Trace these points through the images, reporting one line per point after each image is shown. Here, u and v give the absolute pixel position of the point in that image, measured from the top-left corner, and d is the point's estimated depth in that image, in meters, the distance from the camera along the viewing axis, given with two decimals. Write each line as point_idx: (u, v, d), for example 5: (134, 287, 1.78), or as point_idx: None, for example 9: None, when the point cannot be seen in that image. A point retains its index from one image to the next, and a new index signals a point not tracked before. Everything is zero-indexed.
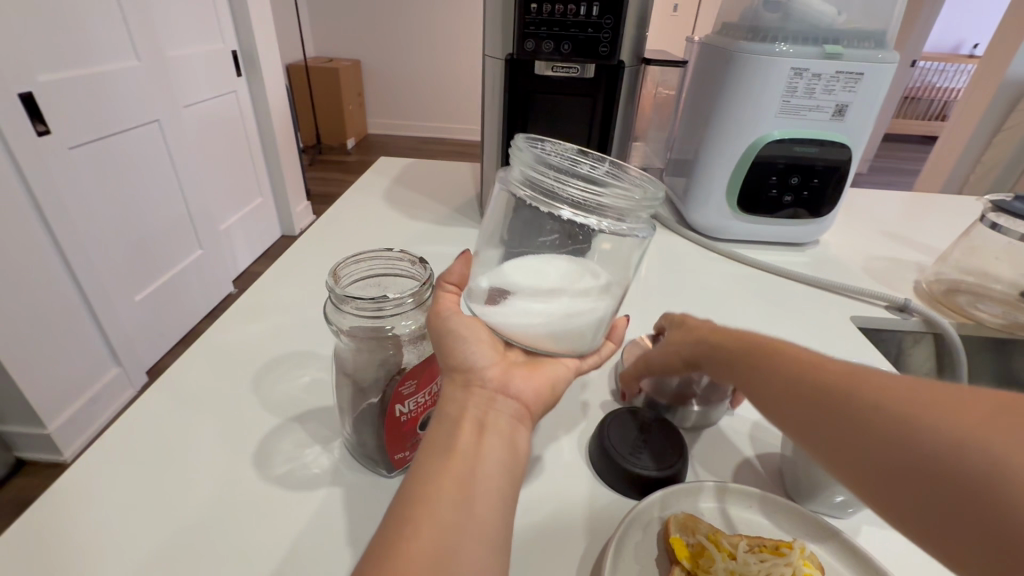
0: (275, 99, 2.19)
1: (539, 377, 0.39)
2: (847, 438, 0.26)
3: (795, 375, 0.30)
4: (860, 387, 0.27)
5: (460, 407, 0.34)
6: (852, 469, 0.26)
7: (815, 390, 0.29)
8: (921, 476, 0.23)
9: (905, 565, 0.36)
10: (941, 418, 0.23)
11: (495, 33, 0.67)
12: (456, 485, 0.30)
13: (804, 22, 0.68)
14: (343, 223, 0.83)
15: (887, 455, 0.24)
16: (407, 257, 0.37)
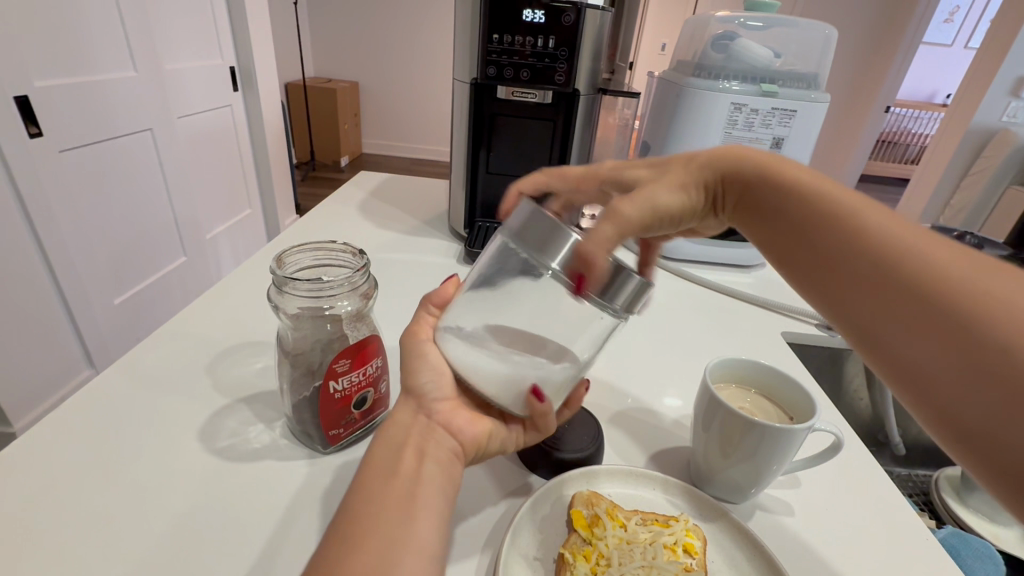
0: (270, 113, 2.25)
1: (481, 424, 0.40)
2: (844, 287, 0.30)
3: (826, 236, 0.32)
4: (890, 243, 0.29)
5: (403, 431, 0.37)
6: (864, 326, 0.29)
7: (851, 259, 0.30)
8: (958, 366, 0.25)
9: (786, 546, 0.40)
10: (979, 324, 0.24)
11: (462, 59, 0.74)
12: (397, 501, 0.32)
13: (743, 62, 0.75)
14: (317, 229, 0.87)
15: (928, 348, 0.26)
16: (344, 249, 0.41)
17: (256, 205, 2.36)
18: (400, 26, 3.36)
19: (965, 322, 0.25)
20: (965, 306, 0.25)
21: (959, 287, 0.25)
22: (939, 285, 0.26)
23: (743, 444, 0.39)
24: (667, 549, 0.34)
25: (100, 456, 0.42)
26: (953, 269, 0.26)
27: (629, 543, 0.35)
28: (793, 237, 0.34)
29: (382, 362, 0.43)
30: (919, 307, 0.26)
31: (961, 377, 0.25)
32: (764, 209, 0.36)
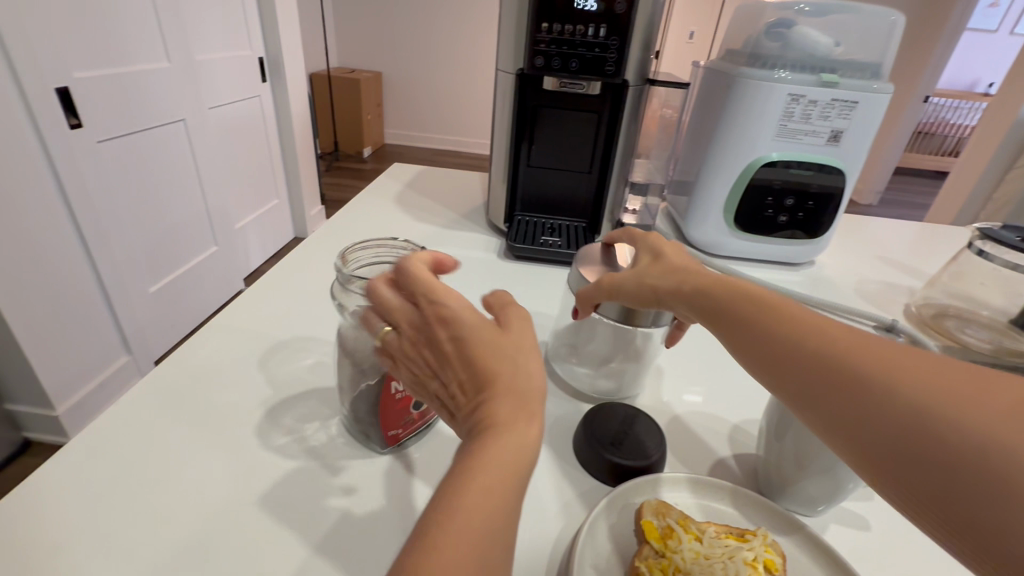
0: (297, 104, 2.26)
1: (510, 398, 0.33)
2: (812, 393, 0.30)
3: (786, 351, 0.31)
4: (838, 345, 0.30)
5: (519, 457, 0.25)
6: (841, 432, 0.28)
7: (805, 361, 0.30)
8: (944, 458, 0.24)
9: (866, 563, 0.38)
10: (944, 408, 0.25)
11: (508, 50, 0.72)
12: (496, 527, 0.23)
13: (803, 51, 0.72)
14: (354, 223, 0.86)
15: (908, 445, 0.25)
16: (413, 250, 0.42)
17: (283, 196, 2.38)
18: (423, 16, 3.34)
19: (932, 418, 0.25)
20: (923, 407, 0.25)
21: (913, 382, 0.26)
22: (898, 387, 0.26)
23: (820, 456, 0.37)
24: (748, 565, 0.33)
25: (163, 454, 0.42)
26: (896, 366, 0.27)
27: (707, 557, 0.33)
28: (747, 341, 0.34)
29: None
30: (879, 405, 0.27)
31: (940, 466, 0.24)
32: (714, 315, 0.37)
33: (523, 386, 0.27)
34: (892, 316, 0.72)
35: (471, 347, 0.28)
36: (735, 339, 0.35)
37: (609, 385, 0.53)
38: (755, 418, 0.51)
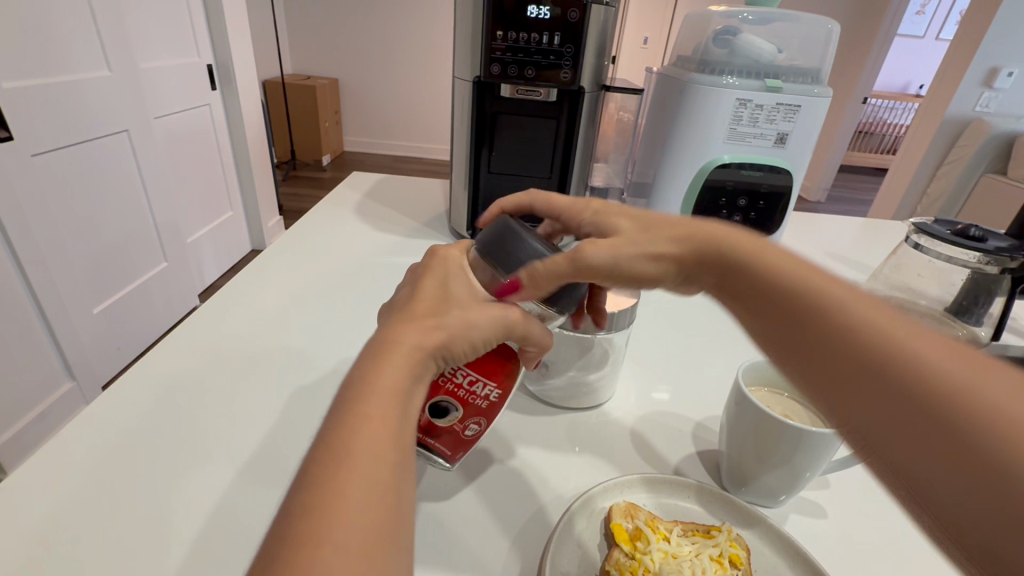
0: (250, 112, 2.19)
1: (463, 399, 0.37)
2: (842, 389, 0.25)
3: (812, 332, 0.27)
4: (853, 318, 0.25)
5: (404, 357, 0.29)
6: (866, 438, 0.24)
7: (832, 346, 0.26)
8: (934, 450, 0.21)
9: (825, 550, 0.39)
10: (943, 388, 0.22)
11: (464, 57, 0.72)
12: (379, 436, 0.26)
13: (747, 57, 0.74)
14: (311, 235, 0.84)
15: (914, 433, 0.22)
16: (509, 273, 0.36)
17: (238, 207, 2.30)
18: (381, 21, 3.31)
19: (943, 414, 0.21)
20: (938, 395, 0.22)
21: (927, 368, 0.22)
22: (911, 374, 0.23)
23: (776, 450, 0.39)
24: (713, 562, 0.33)
25: (134, 487, 0.41)
26: (905, 339, 0.23)
27: (675, 556, 0.34)
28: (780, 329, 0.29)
29: (499, 395, 0.38)
30: (885, 396, 0.23)
31: (936, 463, 0.21)
32: (748, 286, 0.31)
33: (430, 320, 0.31)
34: None
35: (423, 276, 0.35)
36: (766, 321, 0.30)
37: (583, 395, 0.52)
38: (716, 413, 0.53)
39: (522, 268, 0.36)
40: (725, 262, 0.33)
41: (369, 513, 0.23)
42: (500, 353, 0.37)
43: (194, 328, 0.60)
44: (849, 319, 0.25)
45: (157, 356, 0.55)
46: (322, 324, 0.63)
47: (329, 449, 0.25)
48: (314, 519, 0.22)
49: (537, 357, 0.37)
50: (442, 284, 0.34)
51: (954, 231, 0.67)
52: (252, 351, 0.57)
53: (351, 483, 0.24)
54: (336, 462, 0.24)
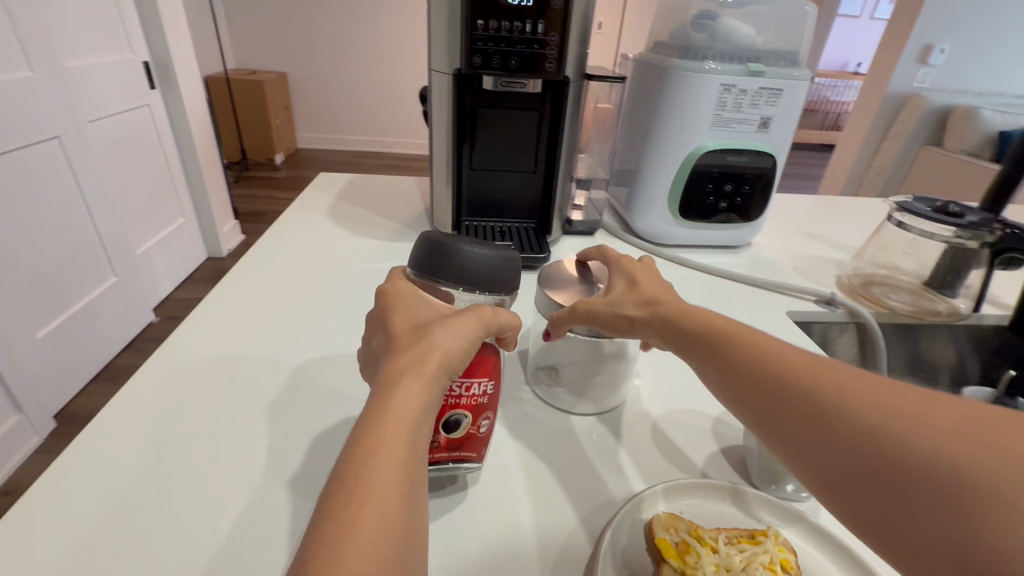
0: (194, 111, 2.05)
1: (472, 406, 0.35)
2: (798, 434, 0.29)
3: (765, 387, 0.31)
4: (801, 374, 0.30)
5: (403, 399, 0.27)
6: (825, 481, 0.28)
7: (784, 398, 0.30)
8: (882, 479, 0.26)
9: (862, 540, 0.39)
10: (884, 427, 0.26)
11: (441, 47, 0.68)
12: (389, 485, 0.25)
13: (728, 42, 0.74)
14: (283, 243, 0.78)
15: (861, 469, 0.26)
16: (446, 283, 0.35)
17: (190, 214, 2.16)
18: (327, 11, 3.16)
19: (884, 449, 0.26)
20: (874, 434, 0.26)
21: (861, 409, 0.27)
22: (853, 416, 0.27)
23: None
24: (767, 570, 0.33)
25: (135, 531, 0.36)
26: (847, 392, 0.28)
27: (728, 569, 0.33)
28: (736, 387, 0.33)
29: (494, 388, 0.36)
30: (833, 440, 0.27)
31: (885, 493, 0.25)
32: (706, 357, 0.35)
33: (420, 351, 0.30)
34: (828, 289, 0.77)
35: (393, 310, 0.34)
36: (725, 388, 0.34)
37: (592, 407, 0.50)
38: None
39: (460, 277, 0.35)
40: (693, 336, 0.36)
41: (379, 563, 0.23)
42: (486, 352, 0.35)
43: (181, 347, 0.55)
44: (796, 377, 0.30)
45: (141, 381, 0.49)
46: (310, 338, 0.59)
47: (336, 499, 0.24)
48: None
49: (514, 342, 0.36)
50: (416, 313, 0.33)
51: (935, 207, 0.69)
52: (237, 369, 0.52)
53: (364, 539, 0.23)
54: (345, 513, 0.24)
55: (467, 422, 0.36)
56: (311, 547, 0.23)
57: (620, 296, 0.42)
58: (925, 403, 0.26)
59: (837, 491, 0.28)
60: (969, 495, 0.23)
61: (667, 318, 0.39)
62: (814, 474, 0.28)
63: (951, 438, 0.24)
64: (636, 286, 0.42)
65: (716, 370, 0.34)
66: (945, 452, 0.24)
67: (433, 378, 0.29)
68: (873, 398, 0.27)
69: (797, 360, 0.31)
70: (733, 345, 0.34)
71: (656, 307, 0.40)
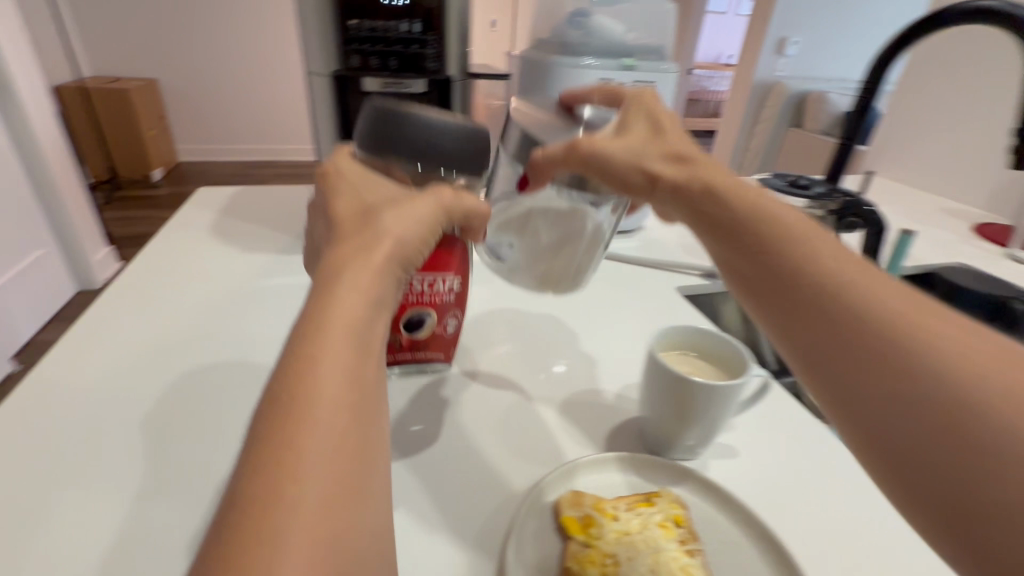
0: (43, 127, 1.80)
1: None
2: (815, 332, 0.29)
3: (797, 280, 0.31)
4: (834, 274, 0.30)
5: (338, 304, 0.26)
6: (829, 378, 0.29)
7: (816, 292, 0.30)
8: (886, 387, 0.26)
9: (740, 485, 0.44)
10: (911, 336, 0.26)
11: (315, 49, 0.65)
12: (331, 404, 0.23)
13: (601, 38, 0.78)
14: (158, 268, 0.71)
15: (868, 375, 0.27)
16: (396, 158, 0.35)
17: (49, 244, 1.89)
18: (199, 12, 2.91)
19: (896, 357, 0.26)
20: (897, 340, 0.27)
21: (893, 314, 0.27)
22: (879, 320, 0.27)
23: (693, 406, 0.42)
24: (659, 526, 0.36)
25: None
26: (879, 297, 0.28)
27: (628, 534, 0.35)
28: (767, 276, 0.32)
29: (460, 286, 0.45)
30: (850, 339, 0.28)
31: (884, 399, 0.26)
32: (743, 241, 0.34)
33: (365, 251, 0.29)
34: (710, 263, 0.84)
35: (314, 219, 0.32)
36: (756, 276, 0.33)
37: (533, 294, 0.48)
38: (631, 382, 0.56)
39: (406, 150, 0.34)
40: (723, 225, 0.36)
41: (332, 473, 0.22)
42: (450, 251, 0.42)
43: (88, 352, 0.54)
44: (830, 276, 0.30)
45: (15, 413, 0.46)
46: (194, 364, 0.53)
47: (260, 422, 0.22)
48: (257, 513, 0.20)
49: (482, 229, 0.38)
50: (363, 197, 0.33)
51: (789, 182, 0.78)
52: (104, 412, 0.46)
53: (305, 454, 0.21)
54: (284, 426, 0.22)
55: None
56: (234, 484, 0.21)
57: (642, 144, 0.40)
58: (956, 327, 0.27)
59: (834, 389, 0.28)
60: (977, 412, 0.24)
61: (699, 207, 0.37)
62: (815, 369, 0.29)
63: (970, 362, 0.25)
64: (657, 134, 0.41)
65: (750, 261, 0.34)
66: (965, 373, 0.25)
67: (380, 275, 0.29)
68: (901, 307, 0.27)
69: (838, 260, 0.31)
70: (775, 233, 0.33)
71: (684, 192, 0.38)
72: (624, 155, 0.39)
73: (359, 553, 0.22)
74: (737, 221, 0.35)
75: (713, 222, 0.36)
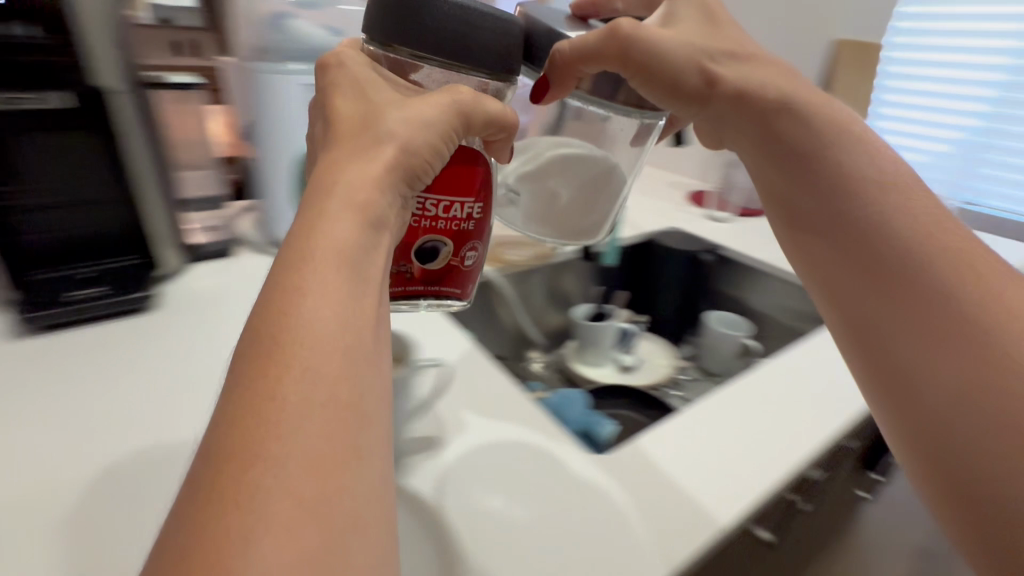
0: None
1: (449, 232, 0.33)
2: (908, 331, 0.34)
3: (908, 278, 0.35)
4: (937, 280, 0.33)
5: (339, 213, 0.24)
6: (904, 372, 0.34)
7: (916, 294, 0.34)
8: (962, 388, 0.31)
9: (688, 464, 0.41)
10: (992, 346, 0.31)
11: None
12: (320, 350, 0.21)
13: None
14: None
15: (949, 374, 0.32)
16: (421, 49, 0.28)
17: None
18: None
19: (976, 363, 0.31)
20: (984, 349, 0.31)
21: (982, 323, 0.31)
22: (966, 326, 0.32)
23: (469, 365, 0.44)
24: None
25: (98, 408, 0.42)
26: (978, 306, 0.32)
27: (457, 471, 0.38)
28: (870, 266, 0.36)
29: (482, 211, 0.34)
30: (934, 337, 0.33)
31: (956, 399, 0.31)
32: (841, 228, 0.38)
33: (365, 158, 0.26)
34: None
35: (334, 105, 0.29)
36: (857, 264, 0.37)
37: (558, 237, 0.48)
38: None
39: (429, 39, 0.28)
40: (839, 202, 0.38)
41: (314, 427, 0.20)
42: (470, 161, 0.32)
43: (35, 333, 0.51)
44: (941, 280, 0.33)
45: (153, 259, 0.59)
46: None
47: (255, 350, 0.21)
48: (241, 445, 0.19)
49: (570, 73, 0.35)
50: (367, 92, 0.28)
51: None
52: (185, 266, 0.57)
53: (284, 401, 0.20)
54: (268, 364, 0.21)
55: (447, 249, 0.34)
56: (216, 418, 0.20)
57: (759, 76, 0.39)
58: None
59: (913, 383, 0.34)
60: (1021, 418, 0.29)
61: (822, 176, 0.39)
62: (902, 362, 0.34)
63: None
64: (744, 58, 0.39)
65: (851, 247, 0.38)
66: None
67: (378, 185, 0.26)
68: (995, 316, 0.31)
69: (953, 266, 0.34)
70: (890, 231, 0.36)
71: (807, 150, 0.39)
72: (689, 51, 0.38)
73: (351, 511, 0.20)
74: (806, 155, 0.39)
75: (774, 153, 0.40)
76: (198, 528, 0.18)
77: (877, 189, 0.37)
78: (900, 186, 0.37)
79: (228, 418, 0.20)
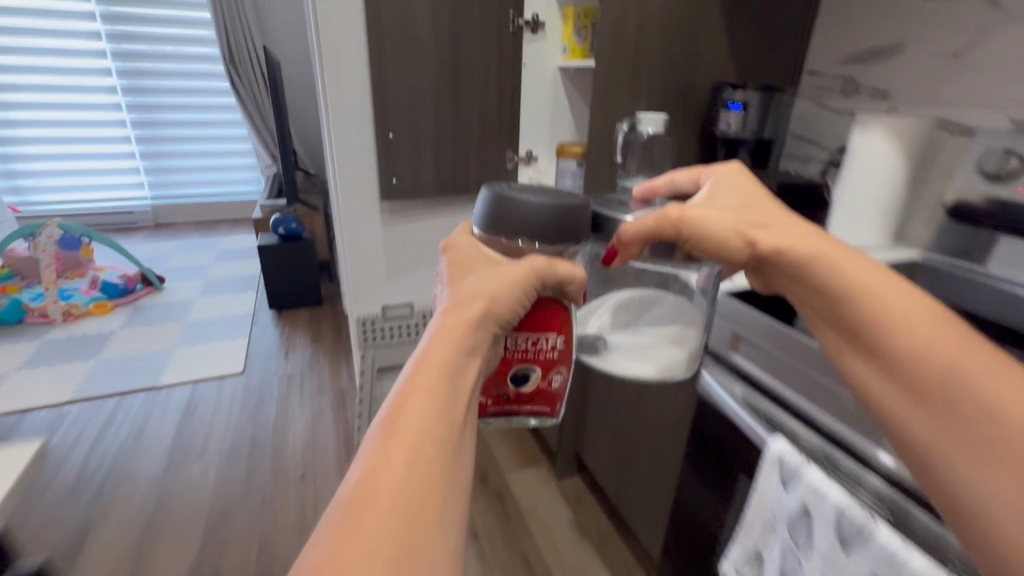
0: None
1: (538, 360, 0.43)
2: (957, 449, 0.35)
3: (942, 395, 0.37)
4: (971, 393, 0.35)
5: (442, 350, 0.34)
6: (958, 490, 0.35)
7: (954, 409, 0.36)
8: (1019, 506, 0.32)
9: None
10: None
11: None
12: (408, 452, 0.30)
13: None
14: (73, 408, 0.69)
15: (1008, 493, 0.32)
16: (517, 236, 0.40)
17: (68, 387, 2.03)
18: None
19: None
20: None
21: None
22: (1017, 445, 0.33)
23: None
24: None
25: None
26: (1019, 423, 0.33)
27: None
28: (908, 384, 0.39)
29: (565, 343, 0.43)
30: (982, 457, 0.34)
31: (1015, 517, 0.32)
32: (874, 350, 0.41)
33: (465, 304, 0.36)
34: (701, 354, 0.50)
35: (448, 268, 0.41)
36: (893, 380, 0.40)
37: (677, 351, 0.56)
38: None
39: (527, 227, 0.39)
40: (870, 323, 0.41)
41: (400, 514, 0.28)
42: (558, 308, 0.42)
43: None
44: (978, 395, 0.35)
45: None
46: None
47: (369, 455, 0.30)
48: (349, 526, 0.27)
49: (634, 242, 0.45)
50: (472, 262, 0.41)
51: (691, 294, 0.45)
52: None
53: (383, 491, 0.28)
54: (376, 464, 0.29)
55: (536, 373, 0.43)
56: (333, 513, 0.28)
57: (795, 233, 0.47)
58: None
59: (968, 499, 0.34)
60: None
61: (850, 296, 0.43)
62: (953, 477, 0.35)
63: None
64: (768, 224, 0.48)
65: (884, 366, 0.40)
66: None
67: (475, 322, 0.36)
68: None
69: (986, 380, 0.35)
70: (915, 347, 0.39)
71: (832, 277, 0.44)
72: (734, 225, 0.48)
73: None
74: (836, 285, 0.44)
75: (815, 290, 0.45)
76: (328, 557, 0.26)
77: (916, 319, 0.40)
78: (928, 307, 0.40)
79: (341, 514, 0.27)
